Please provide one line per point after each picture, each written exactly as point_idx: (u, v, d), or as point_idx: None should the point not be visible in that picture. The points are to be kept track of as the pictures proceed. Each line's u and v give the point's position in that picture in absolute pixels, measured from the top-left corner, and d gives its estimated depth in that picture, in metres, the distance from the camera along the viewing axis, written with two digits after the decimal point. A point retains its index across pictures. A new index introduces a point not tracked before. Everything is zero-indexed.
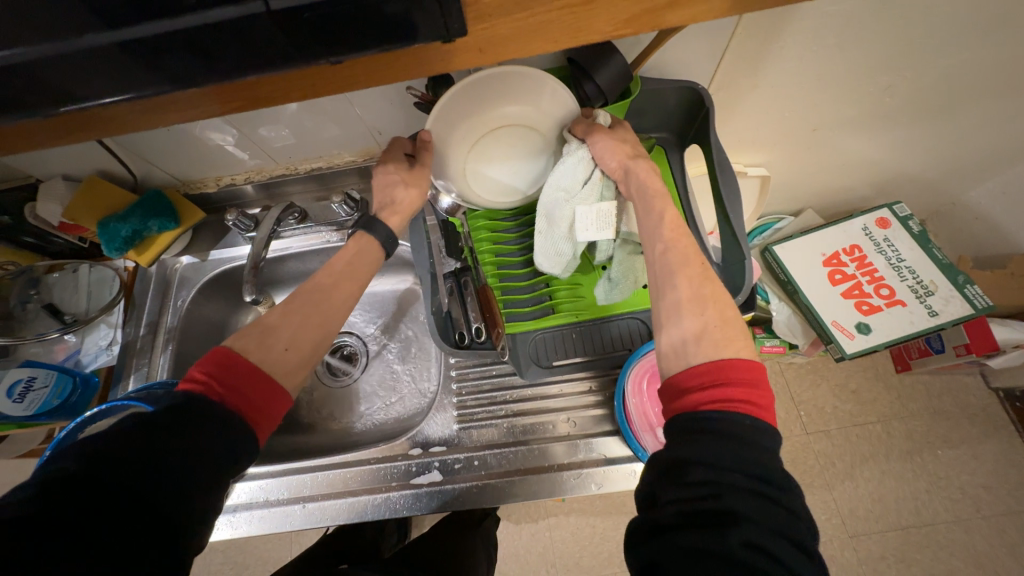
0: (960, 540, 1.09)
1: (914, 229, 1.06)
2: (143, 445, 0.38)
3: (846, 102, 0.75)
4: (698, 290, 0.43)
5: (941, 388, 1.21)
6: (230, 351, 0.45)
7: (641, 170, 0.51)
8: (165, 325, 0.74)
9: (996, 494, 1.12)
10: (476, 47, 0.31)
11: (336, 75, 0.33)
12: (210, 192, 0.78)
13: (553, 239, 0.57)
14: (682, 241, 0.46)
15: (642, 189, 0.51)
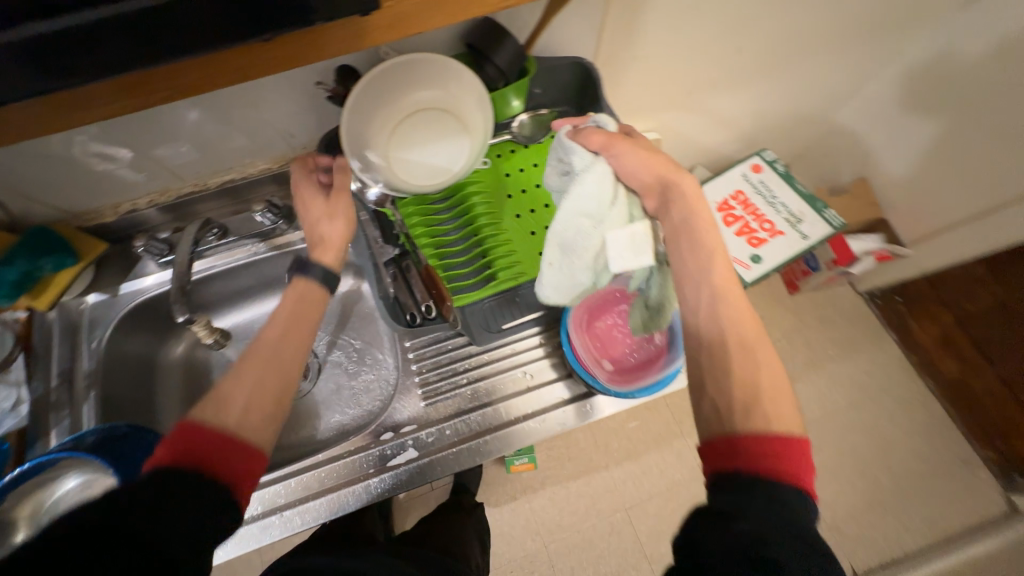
0: (857, 419, 1.32)
1: (780, 169, 1.25)
2: (111, 529, 0.36)
3: (708, 65, 0.88)
4: (728, 310, 0.45)
5: (824, 300, 1.45)
6: (197, 422, 0.44)
7: (683, 186, 0.48)
8: (82, 372, 0.68)
9: (876, 376, 1.37)
10: (385, 23, 0.35)
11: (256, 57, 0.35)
12: (109, 221, 0.72)
13: (571, 267, 0.51)
14: (731, 291, 0.46)
15: (687, 219, 0.48)
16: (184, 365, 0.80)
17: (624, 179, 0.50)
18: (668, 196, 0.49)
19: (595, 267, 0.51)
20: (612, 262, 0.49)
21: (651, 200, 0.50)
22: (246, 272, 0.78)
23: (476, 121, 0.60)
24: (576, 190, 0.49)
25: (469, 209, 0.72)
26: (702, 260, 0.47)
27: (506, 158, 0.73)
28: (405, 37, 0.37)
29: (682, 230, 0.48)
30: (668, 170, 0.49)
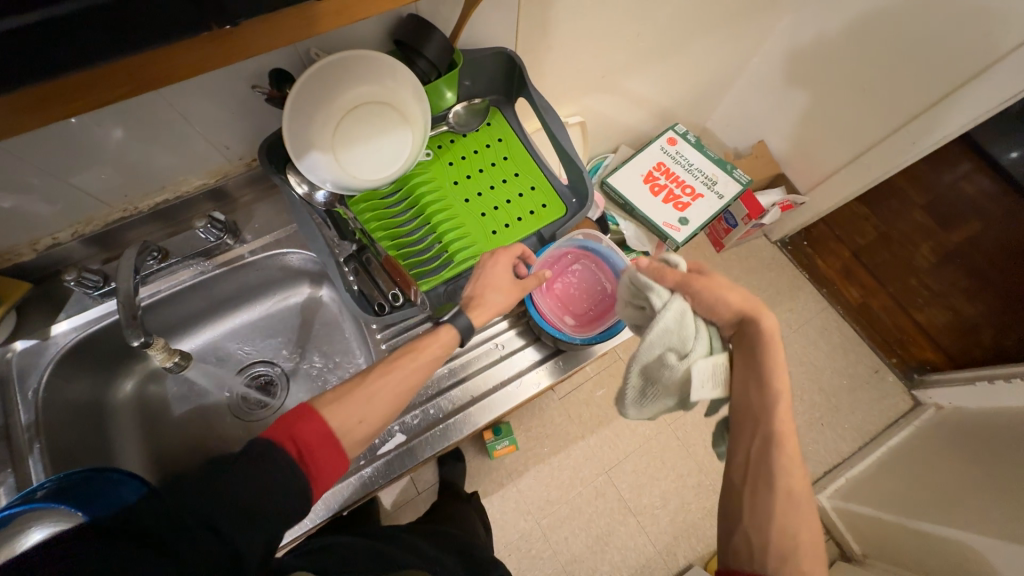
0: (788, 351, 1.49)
1: (691, 139, 1.39)
2: (218, 494, 0.41)
3: (617, 49, 0.98)
4: (785, 462, 0.51)
5: (746, 252, 1.62)
6: (308, 411, 0.51)
7: (765, 326, 0.53)
8: (21, 425, 0.62)
9: (797, 311, 1.55)
10: (330, 11, 0.38)
11: (203, 52, 0.36)
12: (28, 259, 0.67)
13: (655, 396, 0.54)
14: (790, 445, 0.51)
15: (755, 356, 0.52)
16: (138, 400, 0.76)
17: (712, 312, 0.55)
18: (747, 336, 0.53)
19: (675, 392, 0.52)
20: (694, 394, 0.50)
21: (730, 340, 0.55)
22: (196, 293, 0.75)
23: (415, 104, 0.63)
24: (661, 327, 0.52)
25: (419, 199, 0.75)
26: (771, 393, 0.51)
27: (447, 147, 0.78)
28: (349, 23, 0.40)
29: (750, 367, 0.53)
30: (747, 322, 0.54)
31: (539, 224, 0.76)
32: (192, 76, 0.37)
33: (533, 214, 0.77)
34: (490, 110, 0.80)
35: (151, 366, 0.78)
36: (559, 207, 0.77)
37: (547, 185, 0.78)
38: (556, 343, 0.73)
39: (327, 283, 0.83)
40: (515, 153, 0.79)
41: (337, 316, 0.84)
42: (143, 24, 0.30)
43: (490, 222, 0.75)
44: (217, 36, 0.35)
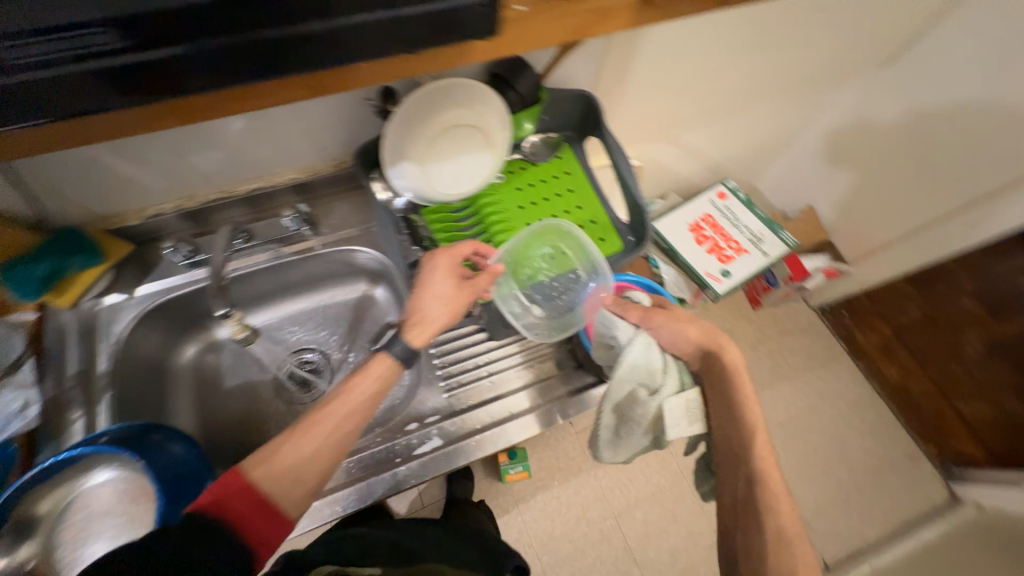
0: (817, 421, 1.44)
1: (742, 197, 1.41)
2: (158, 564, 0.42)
3: (684, 103, 1.02)
4: (764, 478, 0.56)
5: (782, 312, 1.60)
6: (245, 478, 0.50)
7: (727, 356, 0.61)
8: (98, 372, 0.68)
9: (830, 381, 1.51)
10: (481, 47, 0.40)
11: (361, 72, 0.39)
12: (132, 224, 0.74)
13: (628, 432, 0.63)
14: (769, 464, 0.56)
15: (720, 379, 0.61)
16: (196, 368, 0.80)
17: (670, 345, 0.66)
18: (709, 365, 0.62)
19: (649, 429, 0.62)
20: (668, 428, 0.60)
21: (694, 364, 0.64)
22: (268, 276, 0.81)
23: (498, 128, 0.68)
24: (628, 366, 0.61)
25: (485, 217, 0.79)
26: (745, 411, 0.58)
27: (518, 173, 0.83)
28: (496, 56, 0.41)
29: (720, 392, 0.61)
30: (711, 350, 0.63)
31: None
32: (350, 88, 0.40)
33: None
34: (561, 145, 0.86)
35: (213, 338, 0.83)
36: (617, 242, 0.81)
37: (607, 221, 0.82)
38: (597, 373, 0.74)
39: (383, 283, 0.88)
40: (581, 186, 0.84)
41: (388, 316, 0.88)
42: (326, 46, 0.35)
43: (550, 247, 0.78)
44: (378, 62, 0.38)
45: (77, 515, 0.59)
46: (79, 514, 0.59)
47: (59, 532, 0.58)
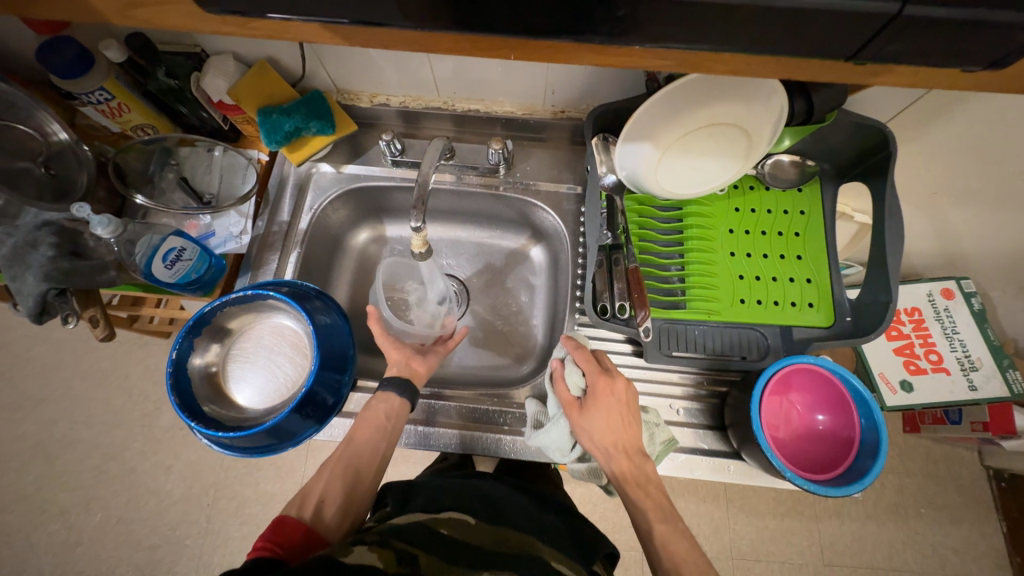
0: None
1: (976, 306, 1.03)
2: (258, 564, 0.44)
3: (978, 177, 0.78)
4: (674, 540, 0.53)
5: (941, 454, 1.23)
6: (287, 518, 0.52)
7: (588, 416, 0.57)
8: (298, 229, 0.76)
9: (962, 558, 1.16)
10: (873, 68, 0.30)
11: (742, 60, 0.30)
12: (362, 106, 0.78)
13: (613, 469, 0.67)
14: (689, 553, 0.52)
15: (638, 470, 0.55)
16: (360, 253, 0.87)
17: (585, 429, 0.57)
18: (631, 458, 0.56)
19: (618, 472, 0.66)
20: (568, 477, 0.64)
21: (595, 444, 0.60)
22: (451, 199, 0.82)
23: (764, 138, 0.57)
24: (550, 438, 0.61)
25: (687, 227, 0.71)
26: (649, 497, 0.54)
27: (743, 192, 0.72)
28: (882, 79, 0.31)
29: (630, 461, 0.56)
30: (634, 447, 0.56)
31: (793, 320, 0.66)
32: (711, 64, 0.31)
33: (793, 306, 0.67)
34: (812, 179, 0.72)
35: (382, 232, 0.88)
36: (828, 318, 0.66)
37: (825, 286, 0.68)
38: (738, 448, 0.63)
39: (543, 244, 0.85)
40: (810, 235, 0.70)
41: (534, 280, 0.85)
42: (732, 25, 0.26)
43: (744, 288, 0.68)
44: (767, 55, 0.29)
45: (255, 340, 0.68)
46: (256, 341, 0.68)
47: (236, 348, 0.68)
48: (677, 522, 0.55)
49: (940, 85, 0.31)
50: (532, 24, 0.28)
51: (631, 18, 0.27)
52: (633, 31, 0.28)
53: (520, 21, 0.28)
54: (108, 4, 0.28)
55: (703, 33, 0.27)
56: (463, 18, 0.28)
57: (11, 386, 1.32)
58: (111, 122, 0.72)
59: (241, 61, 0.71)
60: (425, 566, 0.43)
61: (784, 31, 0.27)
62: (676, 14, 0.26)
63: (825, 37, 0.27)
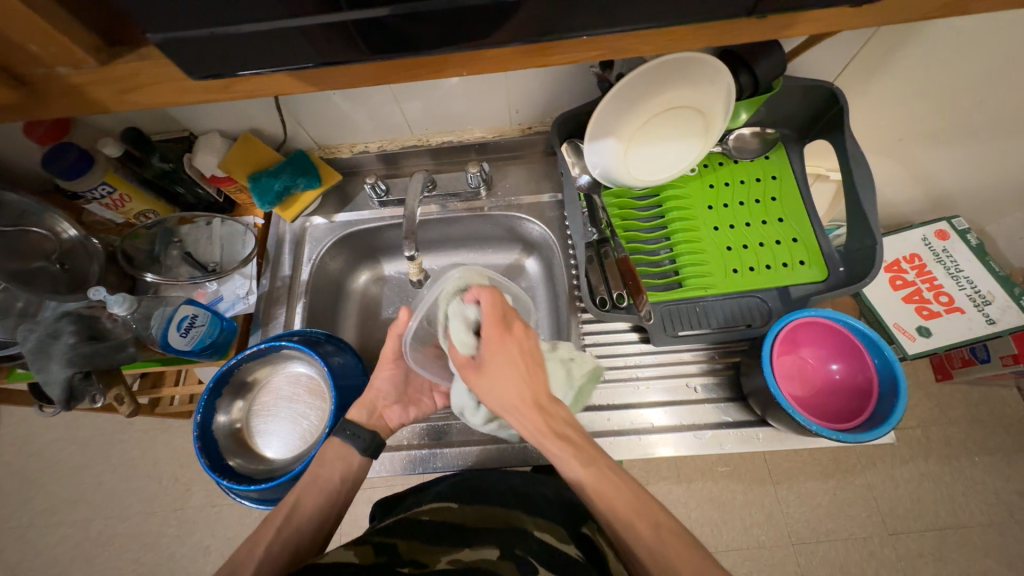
0: (994, 542, 1.08)
1: (973, 241, 1.04)
2: None
3: (935, 115, 0.81)
4: (608, 490, 0.51)
5: (979, 397, 1.20)
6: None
7: (491, 369, 0.51)
8: (300, 281, 0.79)
9: None
10: (779, 25, 0.34)
11: (664, 39, 0.34)
12: (343, 156, 0.83)
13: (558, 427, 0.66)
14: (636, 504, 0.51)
15: (559, 423, 0.52)
16: (362, 294, 0.90)
17: (485, 385, 0.51)
18: (546, 411, 0.51)
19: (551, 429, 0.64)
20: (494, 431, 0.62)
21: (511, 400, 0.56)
22: (441, 227, 0.85)
23: (718, 114, 0.60)
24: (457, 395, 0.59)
25: (667, 211, 0.73)
26: (570, 449, 0.51)
27: (713, 169, 0.74)
28: (790, 34, 0.35)
29: (546, 413, 0.51)
30: (542, 397, 0.52)
31: (788, 280, 0.68)
32: (634, 48, 0.35)
33: (785, 267, 0.68)
34: (777, 144, 0.75)
35: (381, 271, 0.91)
36: (821, 272, 0.68)
37: (812, 242, 0.69)
38: (763, 414, 0.63)
39: (536, 254, 0.87)
40: (786, 197, 0.72)
41: (533, 290, 0.87)
42: (639, 10, 0.30)
43: (734, 258, 0.69)
44: (680, 29, 0.32)
45: (274, 392, 0.70)
46: (275, 392, 0.70)
47: (256, 403, 0.69)
48: (602, 464, 0.52)
49: (844, 28, 0.34)
50: (470, 41, 0.32)
51: (558, 17, 0.30)
52: (561, 29, 0.31)
53: (463, 41, 0.32)
54: (106, 91, 0.32)
55: (620, 19, 0.31)
56: (414, 48, 0.32)
57: (44, 492, 1.33)
58: (115, 214, 0.77)
59: (227, 136, 0.77)
60: (402, 552, 0.49)
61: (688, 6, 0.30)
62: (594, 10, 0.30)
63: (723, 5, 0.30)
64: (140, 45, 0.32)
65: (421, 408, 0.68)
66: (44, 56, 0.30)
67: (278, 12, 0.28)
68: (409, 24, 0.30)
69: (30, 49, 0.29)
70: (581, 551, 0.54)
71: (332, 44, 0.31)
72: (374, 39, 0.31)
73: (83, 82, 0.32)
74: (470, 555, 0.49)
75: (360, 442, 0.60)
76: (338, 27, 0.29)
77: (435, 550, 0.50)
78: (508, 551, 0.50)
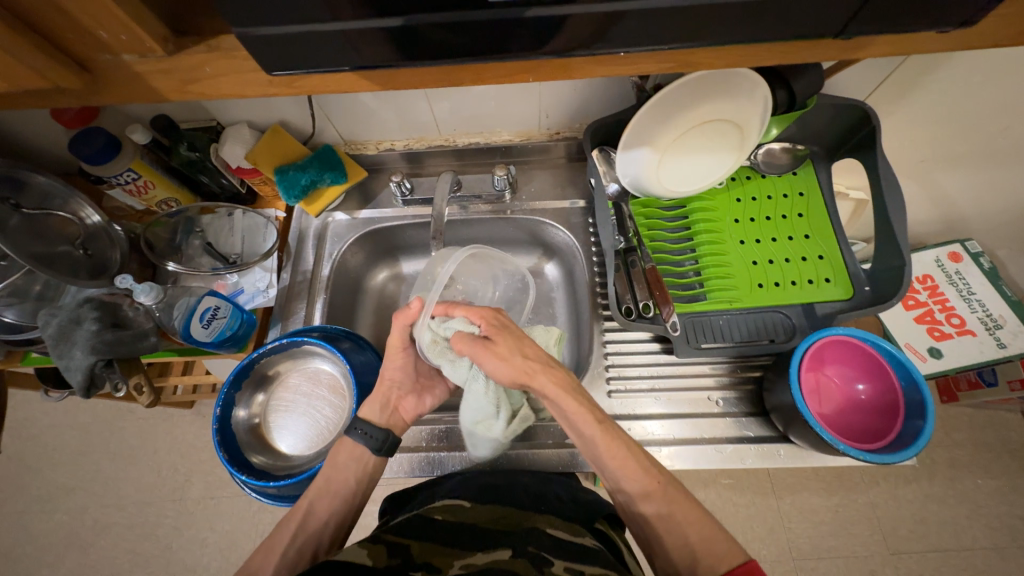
0: (996, 567, 1.06)
1: (986, 265, 1.04)
2: None
3: (959, 139, 0.82)
4: (618, 452, 0.54)
5: (985, 421, 1.18)
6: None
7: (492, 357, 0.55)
8: (321, 276, 0.79)
9: None
10: (822, 47, 0.34)
11: (707, 55, 0.34)
12: (369, 153, 0.83)
13: None
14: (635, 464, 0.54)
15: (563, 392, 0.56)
16: (379, 292, 0.89)
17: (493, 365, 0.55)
18: (537, 376, 0.55)
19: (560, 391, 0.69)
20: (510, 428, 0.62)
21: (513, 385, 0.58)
22: (464, 228, 0.85)
23: (754, 128, 0.61)
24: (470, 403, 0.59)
25: (694, 223, 0.73)
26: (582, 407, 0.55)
27: (741, 183, 0.75)
28: (832, 58, 0.35)
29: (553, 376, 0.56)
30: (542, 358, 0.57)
31: (813, 297, 0.68)
32: (676, 64, 0.35)
33: (811, 283, 0.68)
34: (805, 161, 0.75)
35: (399, 270, 0.91)
36: (846, 290, 0.68)
37: (838, 260, 0.69)
38: (785, 430, 0.63)
39: (556, 259, 0.87)
40: (813, 214, 0.72)
41: (553, 295, 0.87)
42: (689, 27, 0.30)
43: (759, 272, 0.69)
44: (726, 46, 0.33)
45: (293, 388, 0.69)
46: (293, 389, 0.69)
47: (275, 398, 0.69)
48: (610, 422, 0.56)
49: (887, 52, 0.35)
50: (525, 48, 0.32)
51: (615, 30, 0.30)
52: (615, 41, 0.32)
53: (518, 50, 0.32)
54: (170, 81, 0.34)
55: (671, 36, 0.31)
56: (469, 52, 0.32)
57: (41, 478, 1.32)
58: (138, 201, 0.76)
59: (255, 128, 0.76)
60: (416, 553, 0.45)
61: (736, 25, 0.30)
62: (649, 26, 0.30)
63: (771, 25, 0.30)
64: (205, 38, 0.33)
65: (433, 397, 0.67)
66: (112, 43, 0.31)
67: (342, 13, 0.29)
68: (468, 28, 0.30)
69: (101, 35, 0.30)
70: (598, 541, 0.52)
71: (389, 46, 0.31)
72: (432, 44, 0.31)
73: (147, 70, 0.33)
74: (485, 557, 0.44)
75: (369, 440, 0.59)
76: (396, 30, 0.30)
77: (448, 552, 0.46)
78: (524, 547, 0.47)
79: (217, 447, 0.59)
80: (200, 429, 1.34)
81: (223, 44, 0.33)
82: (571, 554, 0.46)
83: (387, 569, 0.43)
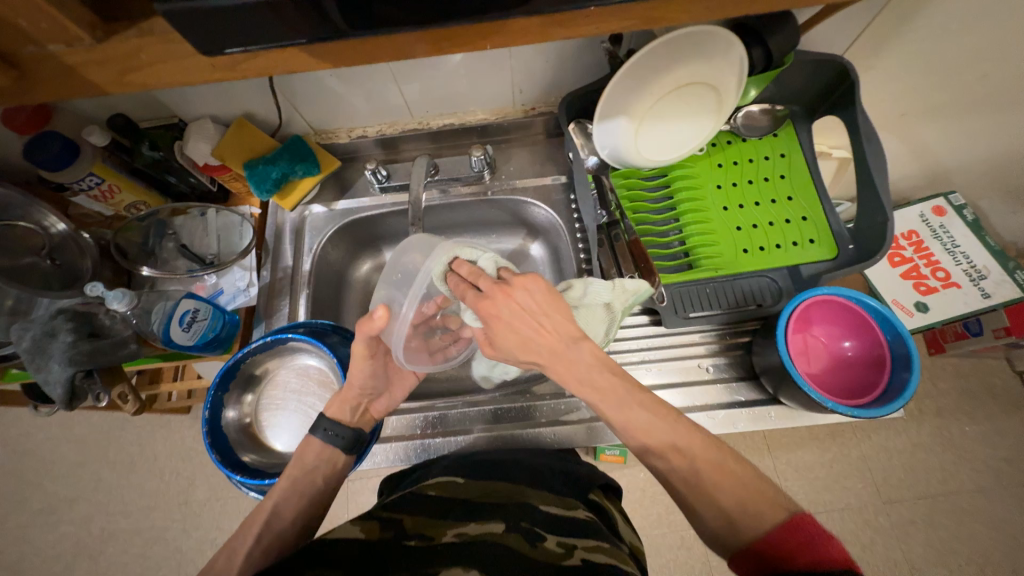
0: (982, 508, 1.09)
1: (969, 217, 1.04)
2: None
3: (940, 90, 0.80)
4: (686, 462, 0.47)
5: (971, 369, 1.20)
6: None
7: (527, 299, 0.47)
8: (302, 271, 0.77)
9: (1017, 467, 1.11)
10: None
11: (662, 6, 0.33)
12: (341, 141, 0.80)
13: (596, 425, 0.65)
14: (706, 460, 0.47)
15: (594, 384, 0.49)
16: (364, 283, 0.88)
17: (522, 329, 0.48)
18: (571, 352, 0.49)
19: None
20: None
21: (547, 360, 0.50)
22: (444, 212, 0.83)
23: (730, 91, 0.59)
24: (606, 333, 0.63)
25: (676, 192, 0.72)
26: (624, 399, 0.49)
27: (722, 148, 0.74)
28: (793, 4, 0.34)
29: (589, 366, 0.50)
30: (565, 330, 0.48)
31: (799, 258, 0.67)
32: (632, 19, 0.33)
33: (795, 245, 0.68)
34: (785, 122, 0.74)
35: (382, 260, 0.90)
36: (830, 249, 0.68)
37: (821, 220, 0.69)
38: (775, 392, 0.64)
39: (541, 238, 0.86)
40: (795, 174, 0.72)
41: (540, 274, 0.86)
42: None
43: (744, 238, 0.69)
44: None
45: (283, 386, 0.69)
46: (284, 387, 0.69)
47: (265, 397, 0.68)
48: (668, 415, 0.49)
49: None
50: (478, 11, 0.30)
51: None
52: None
53: (472, 15, 0.30)
54: (108, 71, 0.32)
55: None
56: (423, 20, 0.30)
57: (43, 492, 1.31)
58: (105, 206, 0.73)
59: (218, 122, 0.74)
60: (409, 527, 0.45)
61: None
62: None
63: None
64: (137, 22, 0.31)
65: (404, 388, 0.67)
66: (35, 33, 0.29)
67: None
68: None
69: (21, 24, 0.29)
70: (590, 511, 0.54)
71: (334, 18, 0.29)
72: (380, 15, 0.29)
73: (79, 60, 0.31)
74: (478, 528, 0.45)
75: (332, 433, 0.60)
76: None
77: (442, 523, 0.46)
78: (515, 521, 0.47)
79: (206, 446, 0.59)
80: (198, 432, 1.34)
81: (155, 27, 0.31)
82: (562, 529, 0.47)
83: (378, 541, 0.43)
